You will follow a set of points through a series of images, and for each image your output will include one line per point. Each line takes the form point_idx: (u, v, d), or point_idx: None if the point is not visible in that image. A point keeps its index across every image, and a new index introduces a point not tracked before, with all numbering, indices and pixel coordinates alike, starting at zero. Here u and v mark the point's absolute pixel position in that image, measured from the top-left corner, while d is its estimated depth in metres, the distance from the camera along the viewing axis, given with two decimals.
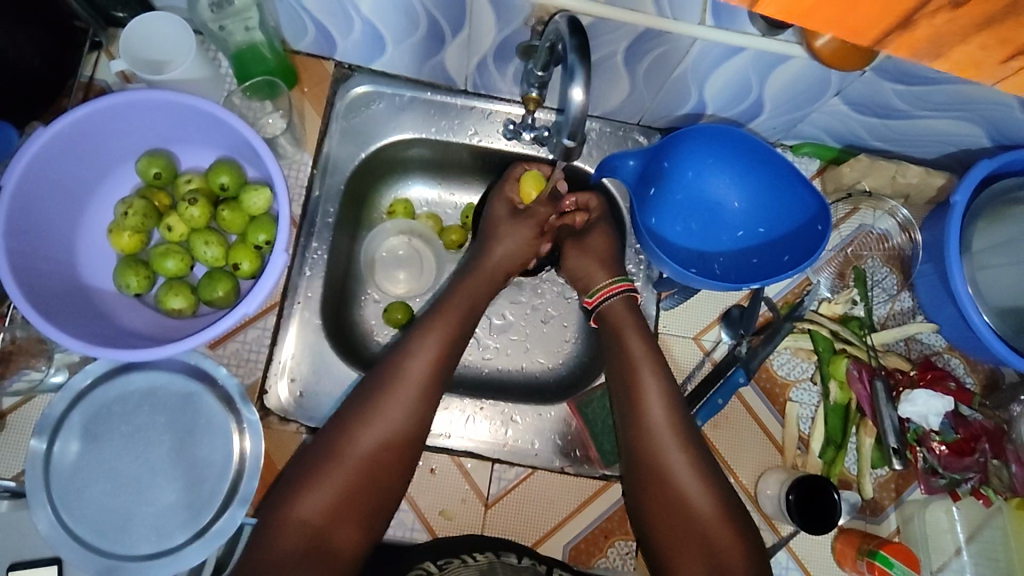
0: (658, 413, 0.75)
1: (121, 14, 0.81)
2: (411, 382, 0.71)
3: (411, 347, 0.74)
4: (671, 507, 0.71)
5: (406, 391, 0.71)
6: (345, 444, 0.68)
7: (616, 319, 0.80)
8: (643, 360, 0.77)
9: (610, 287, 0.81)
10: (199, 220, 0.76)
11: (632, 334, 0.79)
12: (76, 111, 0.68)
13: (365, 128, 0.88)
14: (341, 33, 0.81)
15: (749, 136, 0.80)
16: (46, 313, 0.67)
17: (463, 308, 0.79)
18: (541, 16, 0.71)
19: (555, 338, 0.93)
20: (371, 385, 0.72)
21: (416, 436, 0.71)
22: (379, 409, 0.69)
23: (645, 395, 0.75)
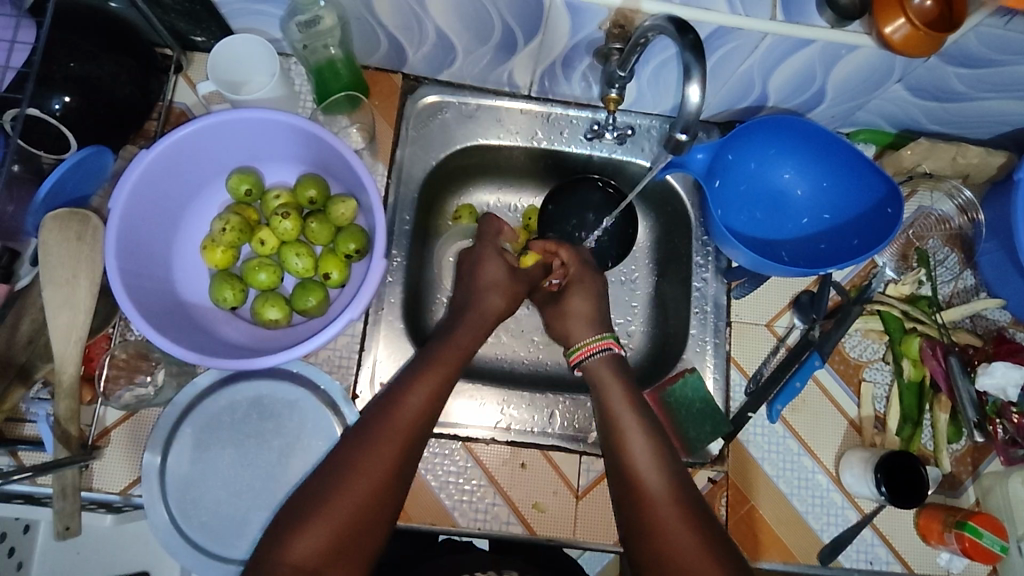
0: (644, 456, 0.71)
1: (199, 38, 0.85)
2: (396, 435, 0.68)
3: (394, 399, 0.71)
4: (673, 549, 0.65)
5: (400, 432, 0.69)
6: (347, 472, 0.66)
7: (600, 380, 0.78)
8: (625, 407, 0.75)
9: (590, 346, 0.80)
10: (291, 233, 0.79)
11: (614, 390, 0.77)
12: (178, 131, 0.71)
13: (432, 135, 0.91)
14: (412, 46, 0.84)
15: (816, 126, 0.83)
16: (159, 327, 0.70)
17: (453, 356, 0.76)
18: (618, 20, 0.74)
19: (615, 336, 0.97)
20: (366, 423, 0.69)
21: (399, 495, 0.67)
22: (369, 457, 0.66)
23: (632, 456, 0.72)
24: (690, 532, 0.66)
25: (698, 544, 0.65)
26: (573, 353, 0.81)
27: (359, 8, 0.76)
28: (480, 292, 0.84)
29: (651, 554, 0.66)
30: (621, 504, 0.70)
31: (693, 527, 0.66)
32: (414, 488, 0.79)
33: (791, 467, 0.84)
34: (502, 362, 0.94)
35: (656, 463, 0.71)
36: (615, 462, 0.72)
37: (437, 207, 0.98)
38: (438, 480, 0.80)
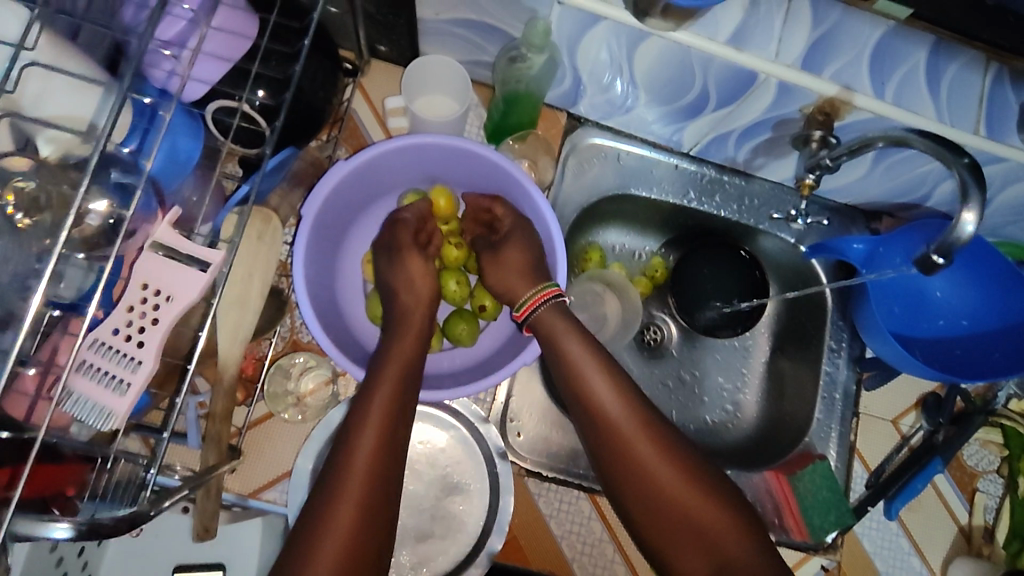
0: (618, 408, 0.66)
1: (383, 47, 0.84)
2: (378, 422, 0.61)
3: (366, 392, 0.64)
4: (676, 501, 0.63)
5: (370, 423, 0.61)
6: (334, 481, 0.58)
7: (549, 329, 0.71)
8: (583, 353, 0.69)
9: (535, 298, 0.72)
10: (455, 260, 0.80)
11: (568, 336, 0.70)
12: (377, 149, 0.71)
13: (589, 179, 0.92)
14: (595, 91, 0.85)
15: (974, 239, 0.85)
16: (335, 342, 0.70)
17: (411, 325, 0.70)
18: (824, 108, 0.75)
19: (716, 401, 0.97)
20: (344, 425, 0.62)
21: (393, 486, 0.60)
22: (348, 456, 0.59)
23: (616, 428, 0.66)
24: (693, 486, 0.63)
25: (703, 493, 0.63)
26: (518, 308, 0.74)
27: (563, 50, 0.77)
28: (410, 283, 0.73)
29: (658, 526, 0.64)
30: (622, 483, 0.65)
31: (704, 483, 0.64)
32: (536, 530, 0.79)
33: (900, 565, 0.85)
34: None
35: (627, 404, 0.66)
36: (595, 434, 0.67)
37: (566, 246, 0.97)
38: (560, 528, 0.79)
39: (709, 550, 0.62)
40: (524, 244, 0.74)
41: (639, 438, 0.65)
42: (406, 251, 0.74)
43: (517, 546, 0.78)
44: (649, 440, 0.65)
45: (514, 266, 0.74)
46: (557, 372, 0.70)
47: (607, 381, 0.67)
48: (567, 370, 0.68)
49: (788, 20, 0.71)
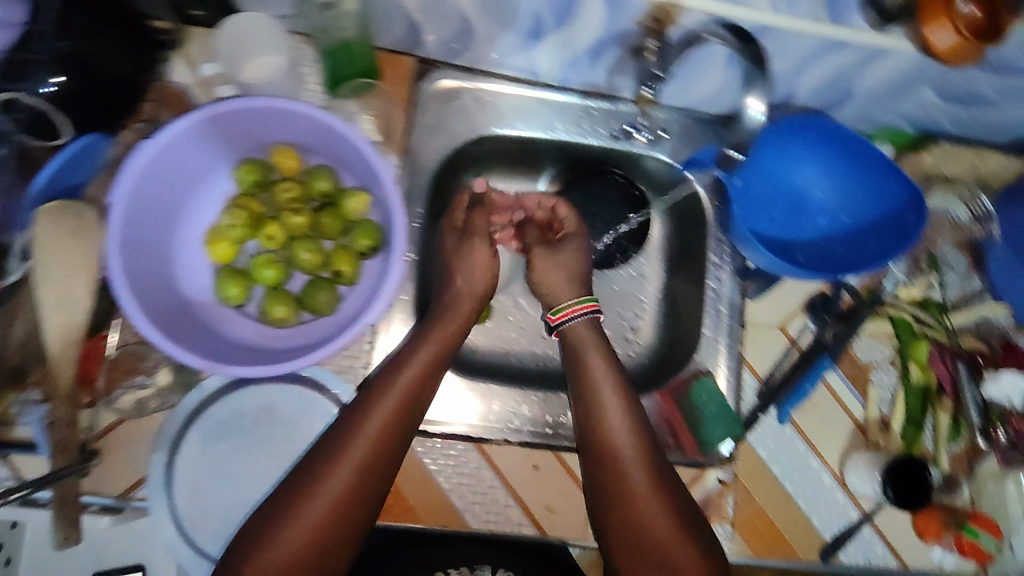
0: (619, 421, 0.73)
1: (198, 11, 0.78)
2: (384, 423, 0.67)
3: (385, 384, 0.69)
4: (641, 512, 0.69)
5: (363, 441, 0.66)
6: (311, 489, 0.64)
7: (581, 343, 0.77)
8: (604, 373, 0.75)
9: (577, 307, 0.78)
10: (300, 227, 0.75)
11: (597, 353, 0.76)
12: (181, 121, 0.67)
13: (445, 123, 0.87)
14: (430, 29, 0.80)
15: (842, 129, 0.82)
16: (166, 331, 0.67)
17: (432, 346, 0.73)
18: (657, 14, 0.70)
19: (619, 335, 0.94)
20: (331, 434, 0.66)
21: (370, 504, 0.66)
22: (333, 467, 0.64)
23: (614, 438, 0.72)
24: (659, 502, 0.70)
25: (670, 515, 0.69)
26: (555, 312, 0.79)
27: None
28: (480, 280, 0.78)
29: (614, 521, 0.70)
30: (596, 479, 0.72)
31: (679, 510, 0.70)
32: (424, 487, 0.80)
33: (798, 467, 0.86)
34: (508, 354, 0.89)
35: (629, 424, 0.73)
36: (589, 427, 0.74)
37: None
38: (450, 482, 0.80)
39: (648, 551, 0.68)
40: (583, 253, 0.83)
41: (636, 454, 0.72)
42: (478, 239, 0.79)
43: (407, 506, 0.79)
44: (637, 455, 0.72)
45: (553, 277, 0.81)
46: (573, 384, 0.77)
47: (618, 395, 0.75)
48: (586, 385, 0.75)
49: None
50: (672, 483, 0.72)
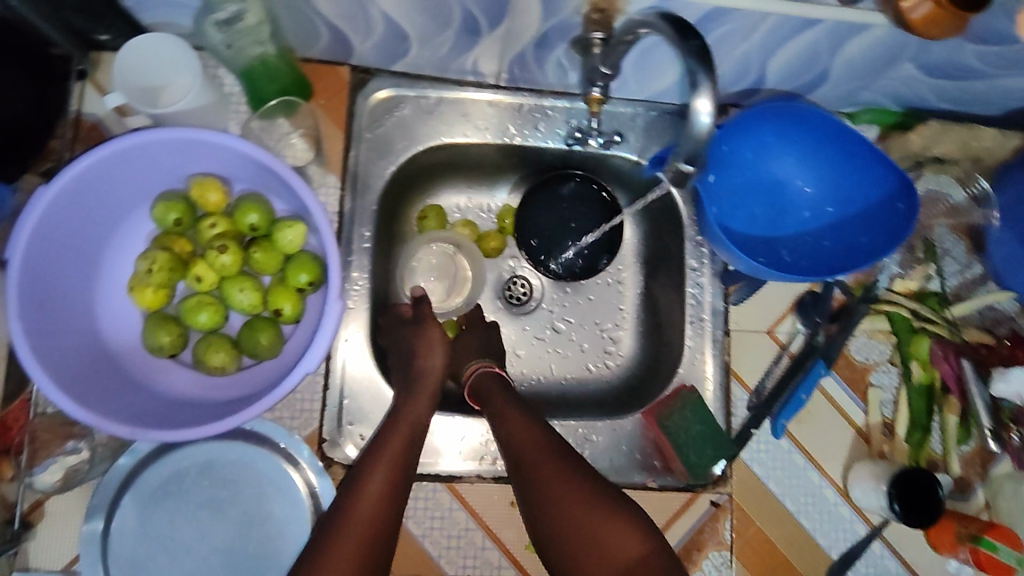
0: (590, 508, 0.62)
1: (103, 36, 0.72)
2: (366, 530, 0.58)
3: (354, 485, 0.60)
4: None
5: (341, 573, 0.55)
6: None
7: (512, 427, 0.67)
8: (546, 451, 0.65)
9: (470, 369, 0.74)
10: (231, 267, 0.68)
11: (536, 435, 0.66)
12: (80, 162, 0.60)
13: (390, 137, 0.80)
14: (359, 36, 0.73)
15: (821, 114, 0.75)
16: (79, 397, 0.61)
17: (394, 450, 0.62)
18: (600, 4, 0.63)
19: (596, 348, 0.89)
20: (300, 566, 0.56)
21: None
22: None
23: (586, 522, 0.61)
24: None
25: None
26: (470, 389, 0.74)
27: None
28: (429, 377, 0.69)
29: None
30: None
31: None
32: None
33: (798, 483, 0.79)
34: None
35: (598, 502, 0.62)
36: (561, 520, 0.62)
37: (400, 215, 0.87)
38: (421, 527, 0.74)
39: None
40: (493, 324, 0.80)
41: (614, 536, 0.60)
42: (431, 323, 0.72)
43: None
44: (624, 536, 0.60)
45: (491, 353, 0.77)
46: (514, 473, 0.66)
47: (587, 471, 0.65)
48: (536, 476, 0.64)
49: None
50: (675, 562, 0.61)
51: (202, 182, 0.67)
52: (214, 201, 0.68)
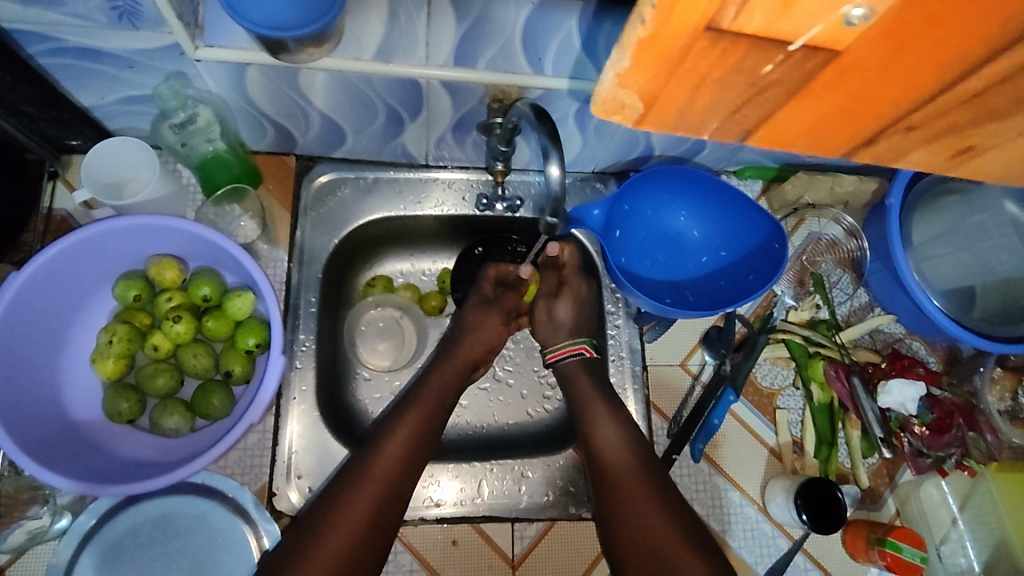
0: (611, 439, 0.79)
1: (74, 141, 0.83)
2: (403, 452, 0.74)
3: (400, 416, 0.77)
4: (641, 520, 0.73)
5: (381, 471, 0.71)
6: (332, 516, 0.68)
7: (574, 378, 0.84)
8: (592, 395, 0.83)
9: (567, 349, 0.85)
10: (185, 334, 0.76)
11: (585, 380, 0.84)
12: (48, 250, 0.69)
13: (333, 214, 0.90)
14: (299, 130, 0.84)
15: (701, 173, 0.87)
16: (44, 461, 0.67)
17: (433, 397, 0.80)
18: (496, 95, 0.75)
19: (535, 395, 0.97)
20: (349, 468, 0.72)
21: (389, 529, 0.70)
22: (352, 497, 0.69)
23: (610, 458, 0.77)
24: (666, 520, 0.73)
25: (665, 520, 0.73)
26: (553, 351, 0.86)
27: (235, 101, 0.76)
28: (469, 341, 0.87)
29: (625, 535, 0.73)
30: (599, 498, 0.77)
31: (672, 514, 0.73)
32: None
33: (719, 504, 0.86)
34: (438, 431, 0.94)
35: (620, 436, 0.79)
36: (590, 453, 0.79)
37: (347, 283, 0.96)
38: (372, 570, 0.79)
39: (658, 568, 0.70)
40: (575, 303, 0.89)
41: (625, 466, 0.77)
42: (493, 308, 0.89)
43: None
44: (625, 466, 0.77)
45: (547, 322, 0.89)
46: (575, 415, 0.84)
47: (608, 418, 0.81)
48: (580, 407, 0.82)
49: (433, 20, 0.71)
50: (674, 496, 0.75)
51: (158, 262, 0.76)
52: (170, 278, 0.77)
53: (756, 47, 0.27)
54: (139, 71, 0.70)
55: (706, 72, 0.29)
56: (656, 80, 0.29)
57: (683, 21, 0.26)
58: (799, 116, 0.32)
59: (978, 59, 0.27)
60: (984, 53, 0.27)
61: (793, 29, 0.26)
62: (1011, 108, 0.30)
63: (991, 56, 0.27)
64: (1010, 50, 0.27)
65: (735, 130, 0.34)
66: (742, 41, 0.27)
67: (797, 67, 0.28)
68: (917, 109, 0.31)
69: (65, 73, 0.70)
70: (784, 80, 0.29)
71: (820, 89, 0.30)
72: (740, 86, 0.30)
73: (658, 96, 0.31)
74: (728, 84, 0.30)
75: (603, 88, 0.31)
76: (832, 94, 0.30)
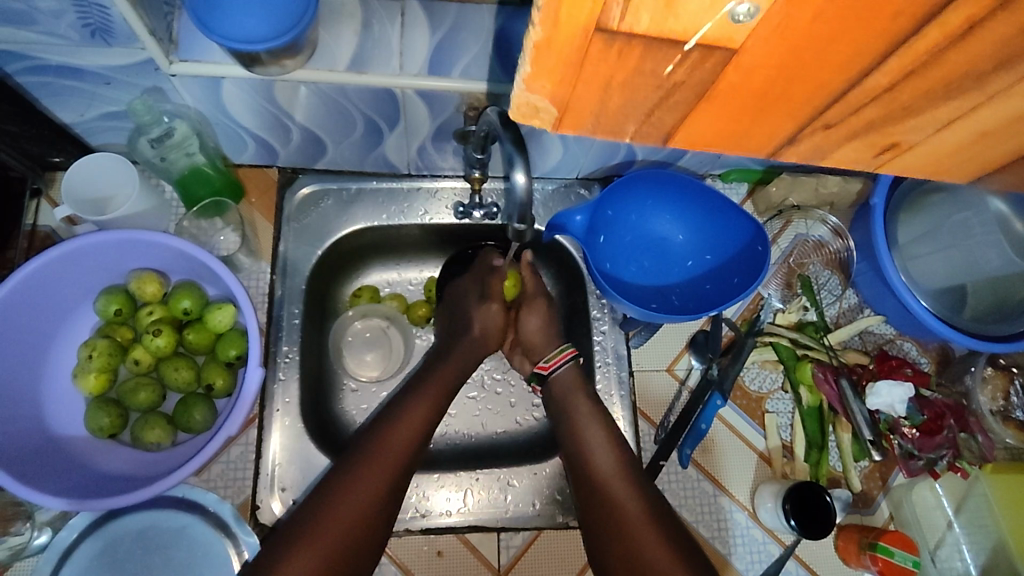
0: (601, 445, 0.77)
1: (56, 158, 0.83)
2: (409, 439, 0.75)
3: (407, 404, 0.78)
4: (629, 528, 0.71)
5: (387, 457, 0.72)
6: (337, 499, 0.69)
7: (563, 387, 0.83)
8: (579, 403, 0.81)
9: (560, 355, 0.84)
10: (166, 348, 0.76)
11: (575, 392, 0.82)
12: (27, 266, 0.69)
13: (316, 225, 0.90)
14: (280, 143, 0.84)
15: (682, 176, 0.86)
16: (22, 477, 0.67)
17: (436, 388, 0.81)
18: (472, 103, 0.75)
19: (523, 403, 0.96)
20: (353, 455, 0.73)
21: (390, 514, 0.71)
22: (358, 481, 0.70)
23: (597, 462, 0.76)
24: (655, 530, 0.70)
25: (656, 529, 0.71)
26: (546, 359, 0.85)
27: (212, 115, 0.77)
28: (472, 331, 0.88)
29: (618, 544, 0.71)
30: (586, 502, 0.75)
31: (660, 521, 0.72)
32: None
33: (708, 509, 0.85)
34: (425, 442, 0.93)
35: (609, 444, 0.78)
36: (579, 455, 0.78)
37: (333, 293, 0.96)
38: None
39: None
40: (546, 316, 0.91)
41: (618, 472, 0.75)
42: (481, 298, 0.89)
43: None
44: (617, 472, 0.76)
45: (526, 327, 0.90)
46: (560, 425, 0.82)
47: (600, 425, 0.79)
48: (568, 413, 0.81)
49: (405, 30, 0.71)
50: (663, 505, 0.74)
51: (140, 275, 0.76)
52: (150, 293, 0.77)
53: (652, 50, 0.28)
54: (114, 88, 0.71)
55: (610, 74, 0.30)
56: (567, 86, 0.31)
57: (572, 27, 0.27)
58: (715, 115, 0.33)
59: (863, 59, 0.28)
60: (872, 53, 0.27)
61: (682, 30, 0.27)
62: (915, 104, 0.31)
63: (888, 56, 0.28)
64: (892, 53, 0.28)
65: (654, 134, 0.36)
66: (637, 42, 0.28)
67: (697, 68, 0.29)
68: (832, 107, 0.32)
69: (43, 91, 0.71)
70: (688, 81, 0.30)
71: (728, 89, 0.31)
72: (647, 89, 0.31)
73: (571, 100, 0.32)
74: (636, 86, 0.31)
75: (517, 94, 0.32)
76: (736, 93, 0.31)
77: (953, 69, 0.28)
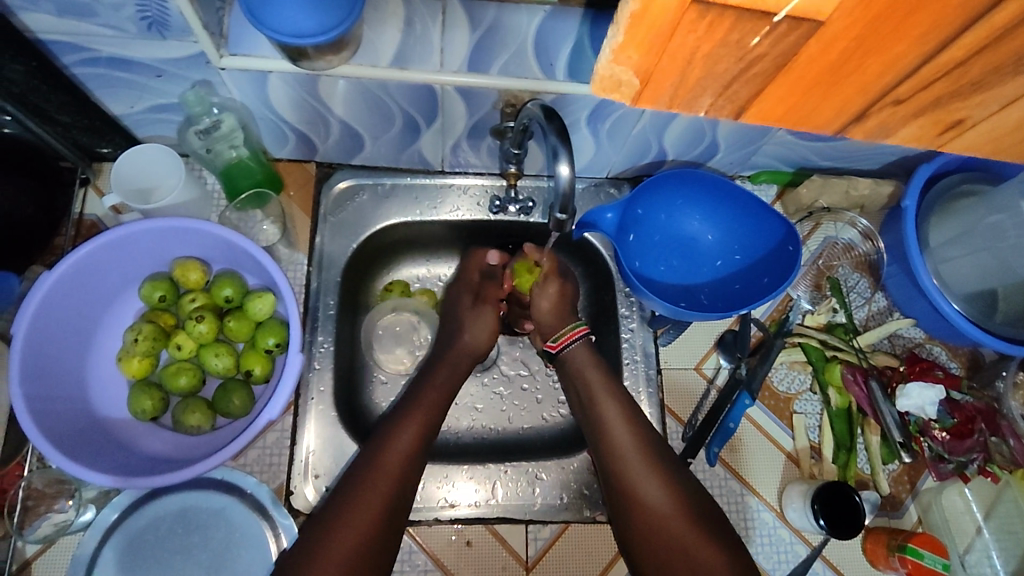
0: (619, 427, 0.78)
1: (104, 149, 0.86)
2: (418, 432, 0.77)
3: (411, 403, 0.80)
4: (657, 512, 0.73)
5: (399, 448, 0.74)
6: (361, 491, 0.71)
7: (578, 366, 0.83)
8: (599, 383, 0.81)
9: (571, 334, 0.85)
10: (208, 334, 0.78)
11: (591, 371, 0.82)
12: (79, 250, 0.72)
13: (352, 219, 0.92)
14: (320, 137, 0.87)
15: (713, 176, 0.87)
16: (70, 454, 0.69)
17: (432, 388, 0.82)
18: (509, 100, 0.77)
19: (550, 399, 0.97)
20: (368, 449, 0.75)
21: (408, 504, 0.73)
22: (375, 473, 0.72)
23: (617, 445, 0.77)
24: (685, 516, 0.72)
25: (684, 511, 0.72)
26: (556, 338, 0.86)
27: (257, 109, 0.79)
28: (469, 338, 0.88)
29: (643, 532, 0.73)
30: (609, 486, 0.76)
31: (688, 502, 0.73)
32: None
33: (735, 507, 0.85)
34: (454, 435, 0.95)
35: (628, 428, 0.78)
36: (603, 447, 0.78)
37: (365, 287, 0.98)
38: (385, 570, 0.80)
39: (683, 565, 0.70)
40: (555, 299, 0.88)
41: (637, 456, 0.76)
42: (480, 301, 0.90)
43: None
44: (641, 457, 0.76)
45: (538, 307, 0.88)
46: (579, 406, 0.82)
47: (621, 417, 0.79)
48: (586, 394, 0.81)
49: (447, 28, 0.73)
50: (693, 493, 0.74)
51: (184, 263, 0.78)
52: (195, 280, 0.79)
53: (740, 22, 0.34)
54: (167, 80, 0.73)
55: (696, 47, 0.36)
56: (654, 56, 0.37)
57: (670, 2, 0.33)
58: (785, 87, 0.40)
59: (922, 36, 0.34)
60: (947, 29, 0.34)
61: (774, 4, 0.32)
62: (982, 79, 0.38)
63: (950, 39, 0.35)
64: (956, 37, 0.34)
65: (728, 107, 0.43)
66: (728, 13, 0.33)
67: (779, 41, 0.35)
68: (900, 83, 0.38)
69: (97, 82, 0.73)
70: (769, 53, 0.37)
71: (801, 66, 0.37)
72: (731, 58, 0.37)
73: (653, 73, 0.39)
74: (719, 55, 0.37)
75: (603, 66, 0.39)
76: (811, 69, 0.38)
77: (1014, 49, 0.35)
